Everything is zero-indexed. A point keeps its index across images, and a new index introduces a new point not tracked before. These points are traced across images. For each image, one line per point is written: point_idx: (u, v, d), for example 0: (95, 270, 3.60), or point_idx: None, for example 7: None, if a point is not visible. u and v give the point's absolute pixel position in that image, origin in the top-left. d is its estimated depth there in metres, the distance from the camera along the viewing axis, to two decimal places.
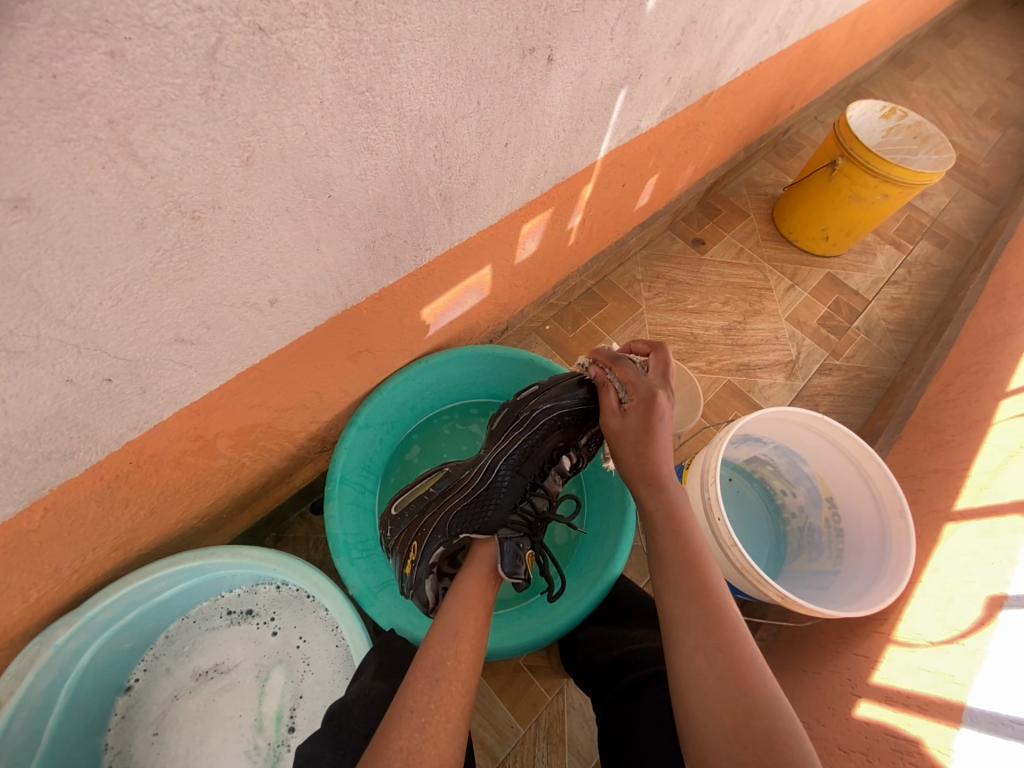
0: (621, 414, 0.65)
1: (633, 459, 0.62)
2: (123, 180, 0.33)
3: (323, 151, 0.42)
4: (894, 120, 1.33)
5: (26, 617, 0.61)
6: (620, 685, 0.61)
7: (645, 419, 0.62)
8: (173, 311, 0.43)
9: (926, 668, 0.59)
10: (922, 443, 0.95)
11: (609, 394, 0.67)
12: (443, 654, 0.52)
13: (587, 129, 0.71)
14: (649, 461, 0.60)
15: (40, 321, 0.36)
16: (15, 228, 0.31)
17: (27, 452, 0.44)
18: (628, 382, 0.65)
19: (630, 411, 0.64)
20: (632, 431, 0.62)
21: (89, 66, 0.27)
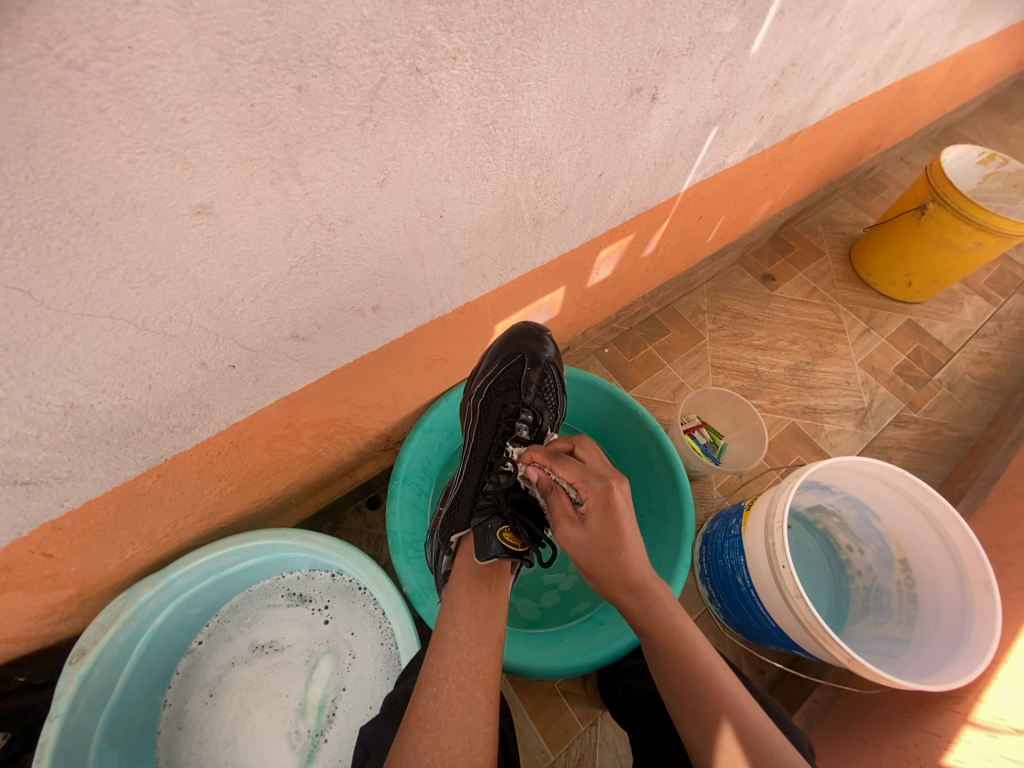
0: (580, 523, 0.57)
1: (610, 569, 0.56)
2: (284, 195, 0.37)
3: (444, 176, 0.46)
4: (992, 167, 1.26)
5: (119, 573, 0.67)
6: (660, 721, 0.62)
7: (607, 519, 0.54)
8: (295, 311, 0.48)
9: (1012, 759, 0.55)
10: (1010, 512, 0.88)
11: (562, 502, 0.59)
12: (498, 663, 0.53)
13: (676, 164, 0.72)
14: (627, 570, 0.55)
15: (194, 311, 0.41)
16: (194, 230, 0.36)
17: (155, 423, 0.49)
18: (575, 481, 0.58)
19: (587, 517, 0.56)
20: (597, 542, 0.55)
21: (279, 97, 0.31)
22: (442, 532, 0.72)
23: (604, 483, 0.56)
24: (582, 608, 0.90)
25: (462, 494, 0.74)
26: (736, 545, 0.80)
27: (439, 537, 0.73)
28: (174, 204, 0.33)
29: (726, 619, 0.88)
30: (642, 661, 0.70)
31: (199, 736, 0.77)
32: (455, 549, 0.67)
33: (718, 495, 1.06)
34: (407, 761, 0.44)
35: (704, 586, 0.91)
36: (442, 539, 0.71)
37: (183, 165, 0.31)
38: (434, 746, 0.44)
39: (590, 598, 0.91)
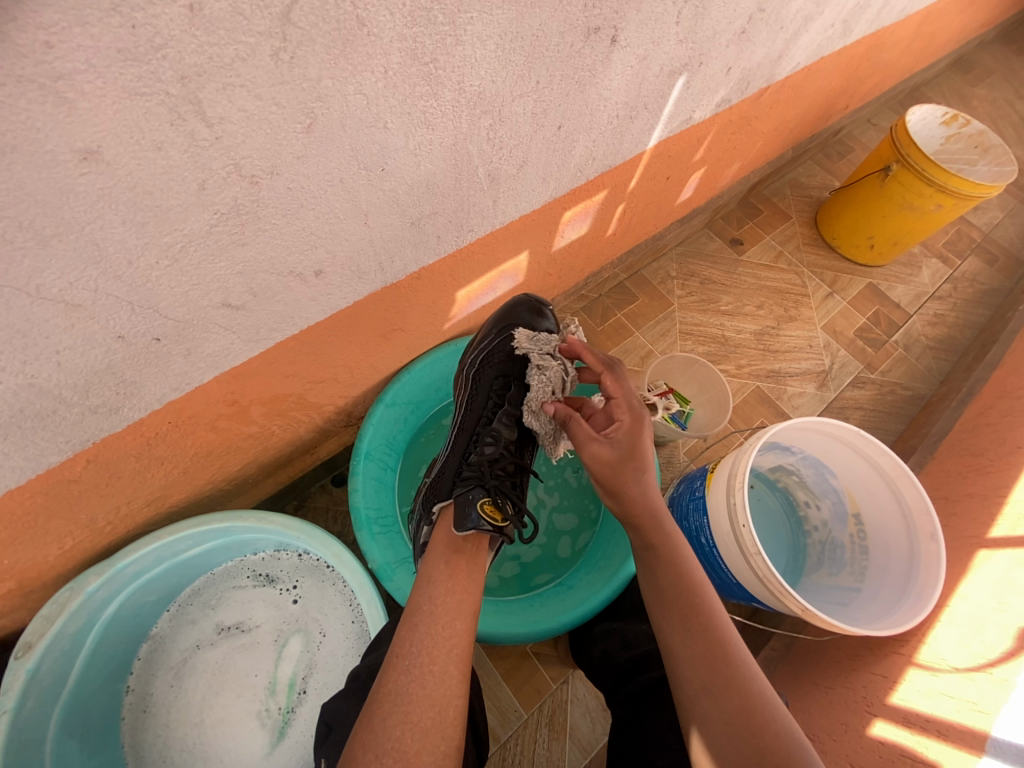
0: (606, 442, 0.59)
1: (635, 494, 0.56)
2: (189, 139, 0.33)
3: (381, 123, 0.41)
4: (954, 127, 1.26)
5: (59, 563, 0.63)
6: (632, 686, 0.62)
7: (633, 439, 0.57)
8: (223, 276, 0.44)
9: (949, 694, 0.59)
10: (957, 466, 0.92)
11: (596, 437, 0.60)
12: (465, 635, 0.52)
13: (640, 117, 0.69)
14: (646, 493, 0.56)
15: (99, 276, 0.37)
16: (83, 180, 0.31)
17: (75, 404, 0.45)
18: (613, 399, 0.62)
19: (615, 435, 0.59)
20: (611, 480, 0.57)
21: (166, 17, 0.27)
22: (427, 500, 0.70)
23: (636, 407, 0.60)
24: (542, 580, 0.91)
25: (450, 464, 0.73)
26: (700, 507, 0.82)
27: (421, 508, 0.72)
28: (52, 147, 0.29)
29: None
30: (618, 627, 0.70)
31: (164, 719, 0.75)
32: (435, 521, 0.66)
33: (685, 459, 1.08)
34: (377, 735, 0.42)
35: None
36: (423, 507, 0.70)
37: (55, 100, 0.27)
38: (404, 718, 0.43)
39: (551, 571, 0.92)
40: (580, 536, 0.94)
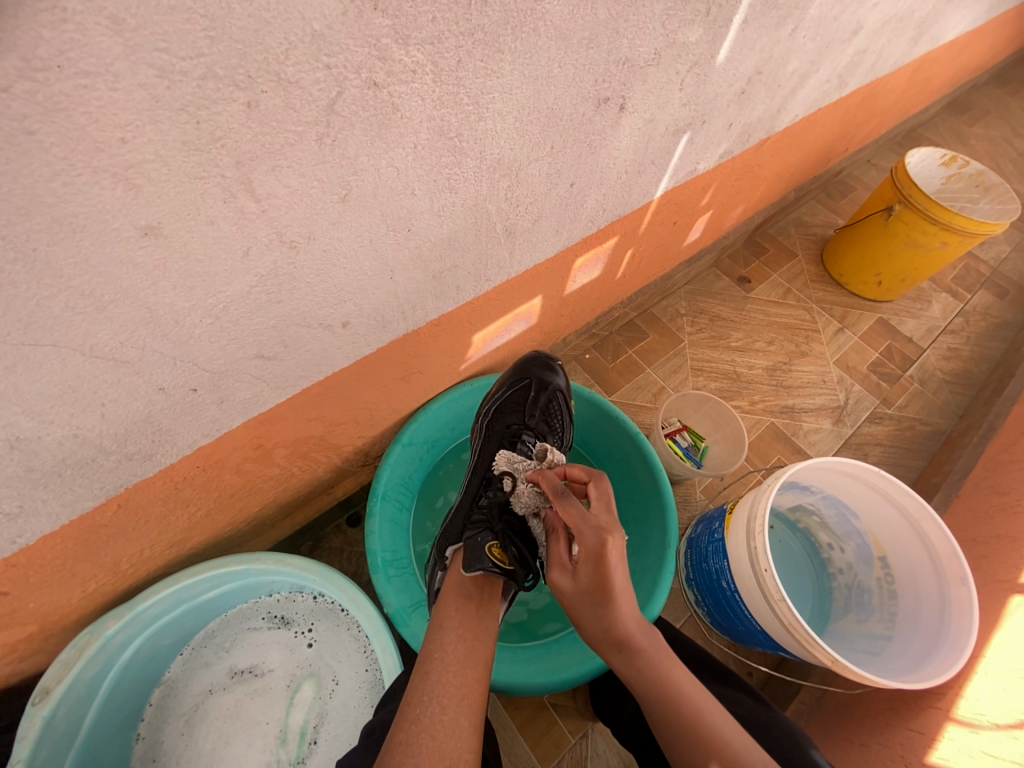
0: (571, 573, 0.56)
1: (595, 624, 0.53)
2: (239, 213, 0.36)
3: (410, 190, 0.45)
4: (954, 168, 1.30)
5: (81, 607, 0.64)
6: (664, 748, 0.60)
7: (597, 575, 0.52)
8: (259, 330, 0.46)
9: (991, 753, 0.55)
10: (983, 505, 0.90)
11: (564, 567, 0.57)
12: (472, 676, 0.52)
13: (648, 171, 0.72)
14: (612, 625, 0.52)
15: (147, 334, 0.39)
16: (142, 252, 0.34)
17: (113, 452, 0.47)
18: (574, 530, 0.56)
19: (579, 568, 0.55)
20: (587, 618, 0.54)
21: (228, 114, 0.30)
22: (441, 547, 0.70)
23: (601, 539, 0.53)
24: (551, 629, 0.89)
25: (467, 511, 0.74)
26: (720, 549, 0.80)
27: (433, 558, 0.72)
28: (118, 226, 0.32)
29: (712, 623, 0.88)
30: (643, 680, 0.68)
31: None
32: (449, 563, 0.66)
33: (702, 497, 1.07)
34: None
35: (690, 590, 0.91)
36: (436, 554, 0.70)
37: (126, 186, 0.30)
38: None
39: (560, 619, 0.90)
40: None
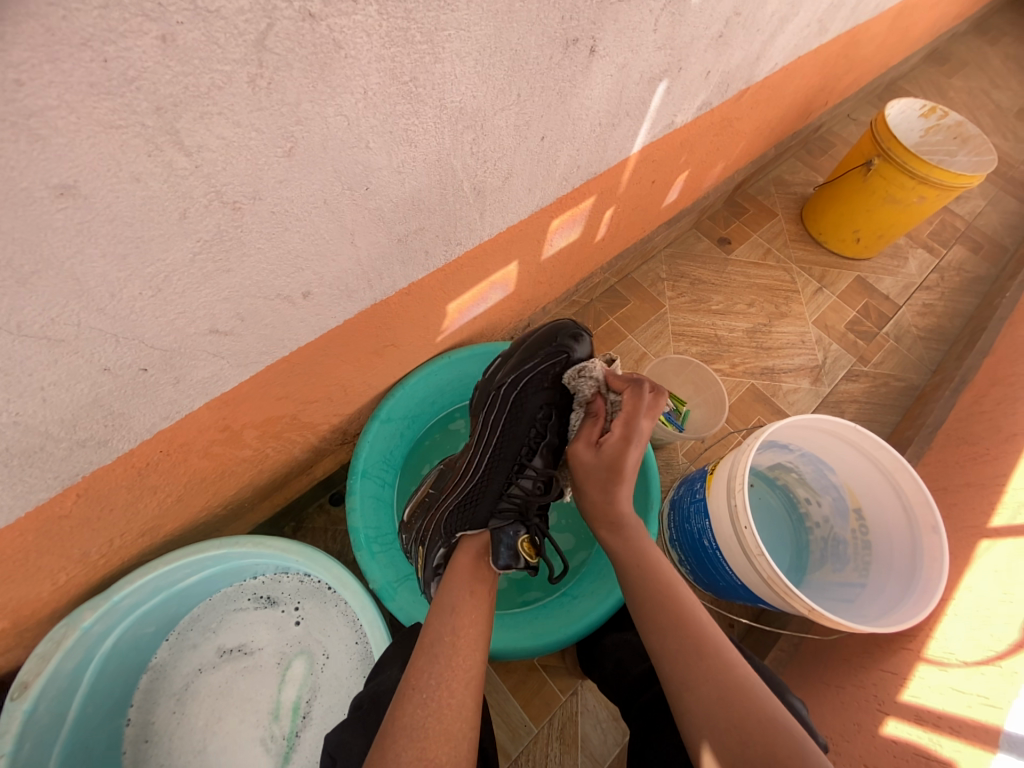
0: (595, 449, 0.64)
1: (599, 498, 0.61)
2: (168, 169, 0.32)
3: (363, 143, 0.41)
4: (933, 120, 1.28)
5: (53, 600, 0.62)
6: (647, 698, 0.61)
7: (618, 456, 0.61)
8: (209, 303, 0.43)
9: (960, 688, 0.58)
10: (954, 455, 0.92)
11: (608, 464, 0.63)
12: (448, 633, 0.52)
13: (623, 124, 0.69)
14: (612, 501, 0.60)
15: (80, 309, 0.36)
16: (61, 216, 0.30)
17: (62, 439, 0.44)
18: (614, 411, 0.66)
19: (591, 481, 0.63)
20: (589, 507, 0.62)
21: (140, 49, 0.26)
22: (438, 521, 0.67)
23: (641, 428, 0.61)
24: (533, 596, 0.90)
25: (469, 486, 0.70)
26: (701, 509, 0.81)
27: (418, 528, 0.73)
28: (26, 184, 0.28)
29: (695, 580, 0.90)
30: (628, 637, 0.69)
31: (166, 748, 0.73)
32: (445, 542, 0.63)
33: (684, 461, 1.08)
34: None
35: (674, 551, 0.93)
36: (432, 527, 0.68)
37: (29, 137, 0.26)
38: (405, 742, 0.43)
39: (543, 588, 0.91)
40: (578, 552, 0.93)
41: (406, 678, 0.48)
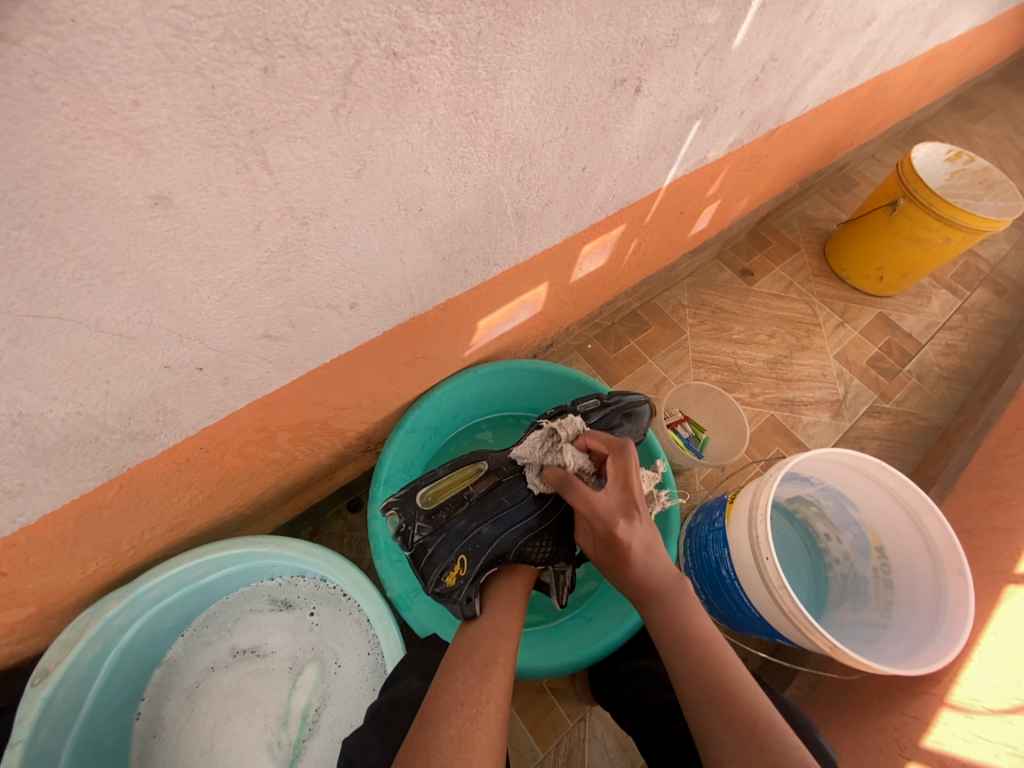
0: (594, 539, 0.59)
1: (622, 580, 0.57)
2: (251, 185, 0.35)
3: (423, 168, 0.44)
4: (959, 164, 1.30)
5: (82, 588, 0.63)
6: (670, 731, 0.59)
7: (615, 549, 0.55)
8: (266, 308, 0.45)
9: (986, 738, 0.57)
10: (980, 499, 0.91)
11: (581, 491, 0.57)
12: (475, 648, 0.52)
13: (659, 158, 0.72)
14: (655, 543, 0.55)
15: (154, 309, 0.38)
16: (152, 223, 0.33)
17: (116, 431, 0.46)
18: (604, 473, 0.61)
19: (597, 544, 0.57)
20: (604, 563, 0.57)
21: (243, 79, 0.29)
22: (499, 546, 0.64)
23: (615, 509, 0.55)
24: (532, 620, 0.88)
25: (536, 520, 0.67)
26: (720, 538, 0.81)
27: (442, 532, 0.65)
28: (128, 193, 0.31)
29: (710, 610, 0.88)
30: (649, 666, 0.68)
31: (173, 746, 0.73)
32: (483, 566, 0.63)
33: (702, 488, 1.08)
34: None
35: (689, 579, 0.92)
36: (483, 544, 0.64)
37: (137, 152, 0.29)
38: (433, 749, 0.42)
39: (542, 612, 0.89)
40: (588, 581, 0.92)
41: (454, 689, 0.47)
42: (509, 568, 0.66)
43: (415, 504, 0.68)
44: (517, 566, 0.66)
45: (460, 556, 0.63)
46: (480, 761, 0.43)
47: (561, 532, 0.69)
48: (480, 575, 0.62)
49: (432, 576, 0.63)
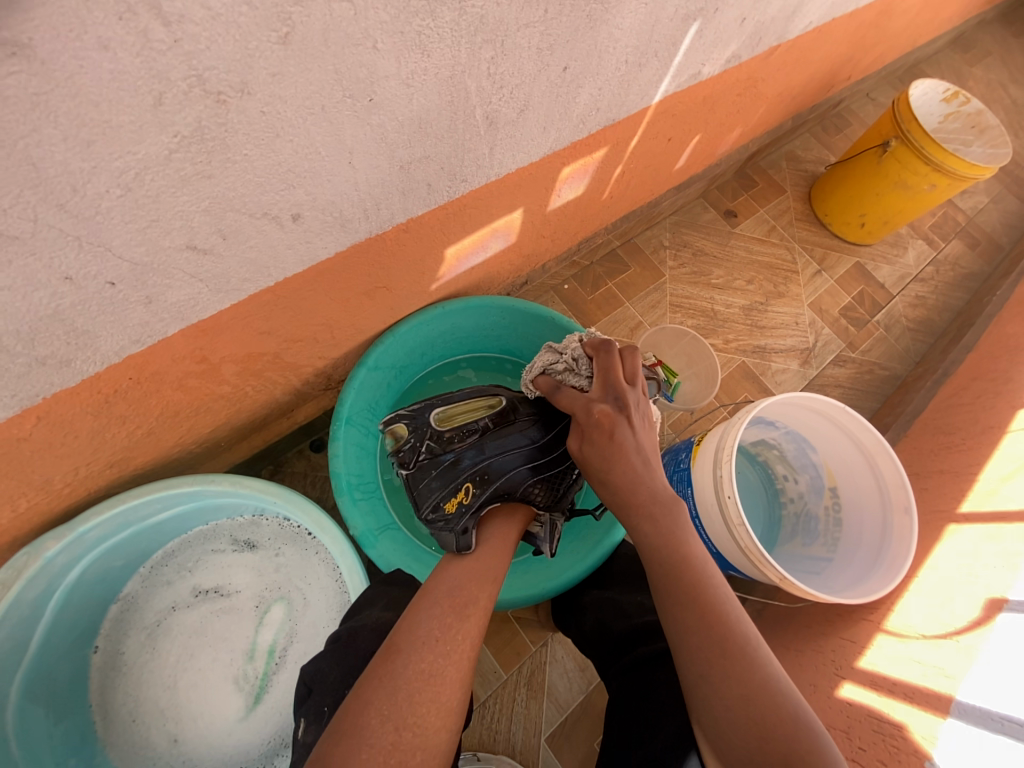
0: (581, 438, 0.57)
1: (610, 492, 0.53)
2: (142, 39, 0.27)
3: (371, 43, 0.36)
4: (954, 105, 1.25)
5: (13, 527, 0.59)
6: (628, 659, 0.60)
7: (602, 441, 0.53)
8: (186, 212, 0.39)
9: (917, 659, 0.62)
10: (930, 443, 0.95)
11: (570, 394, 0.61)
12: (457, 588, 0.51)
13: (649, 66, 0.64)
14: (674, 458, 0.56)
15: (36, 202, 0.32)
16: (11, 81, 0.26)
17: (19, 354, 0.40)
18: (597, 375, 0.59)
19: (584, 437, 0.56)
20: (591, 460, 0.54)
21: None
22: (503, 484, 0.63)
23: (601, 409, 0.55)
24: None
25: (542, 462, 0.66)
26: (685, 478, 0.82)
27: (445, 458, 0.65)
28: None
29: None
30: (611, 597, 0.69)
31: (135, 678, 0.73)
32: (484, 496, 0.62)
33: (670, 431, 1.09)
34: (399, 709, 0.40)
35: None
36: (490, 476, 0.63)
37: None
38: (396, 670, 0.43)
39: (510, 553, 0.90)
40: None
41: (430, 625, 0.46)
42: (504, 511, 0.64)
43: (427, 421, 0.68)
44: (513, 508, 0.65)
45: (465, 483, 0.63)
46: (448, 695, 0.43)
47: (563, 482, 0.67)
48: (482, 507, 0.61)
49: (428, 501, 0.63)
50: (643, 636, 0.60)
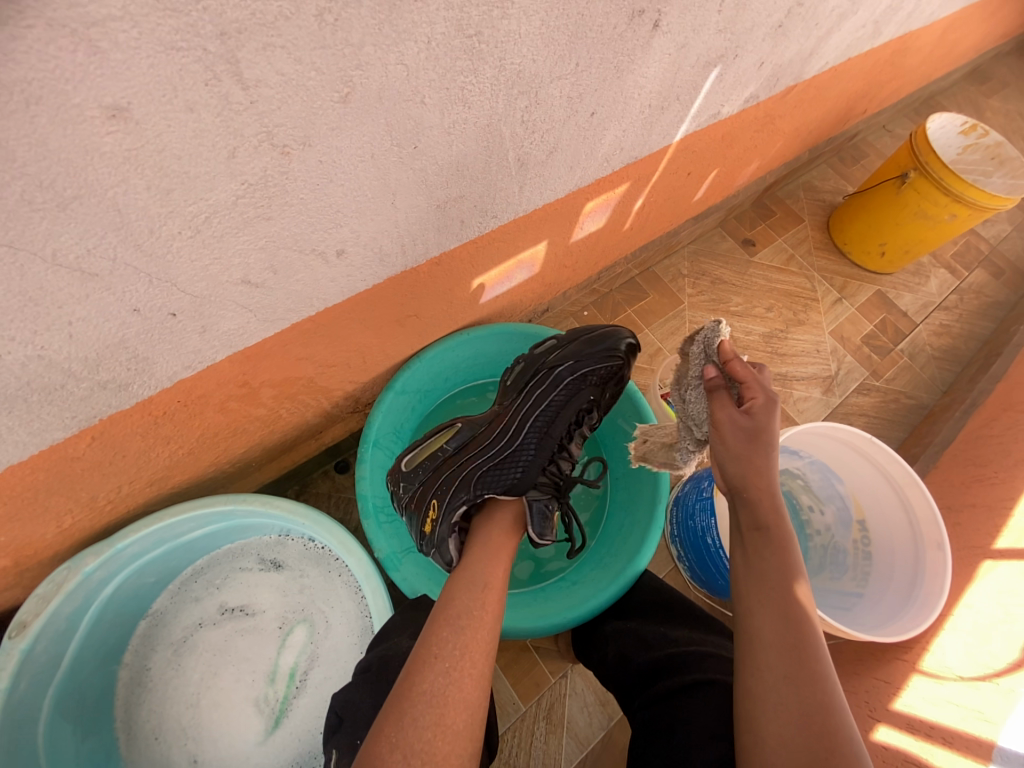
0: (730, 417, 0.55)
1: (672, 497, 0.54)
2: (223, 102, 0.31)
3: (419, 97, 0.39)
4: (972, 138, 1.26)
5: (58, 541, 0.61)
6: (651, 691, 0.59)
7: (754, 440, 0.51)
8: (244, 251, 0.42)
9: (954, 701, 0.60)
10: (962, 476, 0.93)
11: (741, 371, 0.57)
12: (453, 603, 0.51)
13: (671, 109, 0.67)
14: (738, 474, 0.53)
15: (117, 243, 0.35)
16: (109, 140, 0.29)
17: (83, 379, 0.43)
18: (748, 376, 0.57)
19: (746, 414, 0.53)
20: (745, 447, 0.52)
21: None
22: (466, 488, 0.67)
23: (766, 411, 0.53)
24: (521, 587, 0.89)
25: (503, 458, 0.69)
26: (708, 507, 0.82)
27: (415, 487, 0.71)
28: (79, 101, 0.26)
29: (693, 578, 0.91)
30: (631, 629, 0.68)
31: (158, 695, 0.74)
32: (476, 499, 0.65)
33: None
34: (404, 734, 0.41)
35: (674, 546, 0.94)
36: (453, 488, 0.67)
37: (88, 49, 0.25)
38: (407, 695, 0.43)
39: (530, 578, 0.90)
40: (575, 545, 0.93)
41: (427, 646, 0.47)
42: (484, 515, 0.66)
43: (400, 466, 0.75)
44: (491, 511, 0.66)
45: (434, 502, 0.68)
46: (452, 717, 0.43)
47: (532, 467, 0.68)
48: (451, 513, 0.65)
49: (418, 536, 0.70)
50: (666, 668, 0.59)
